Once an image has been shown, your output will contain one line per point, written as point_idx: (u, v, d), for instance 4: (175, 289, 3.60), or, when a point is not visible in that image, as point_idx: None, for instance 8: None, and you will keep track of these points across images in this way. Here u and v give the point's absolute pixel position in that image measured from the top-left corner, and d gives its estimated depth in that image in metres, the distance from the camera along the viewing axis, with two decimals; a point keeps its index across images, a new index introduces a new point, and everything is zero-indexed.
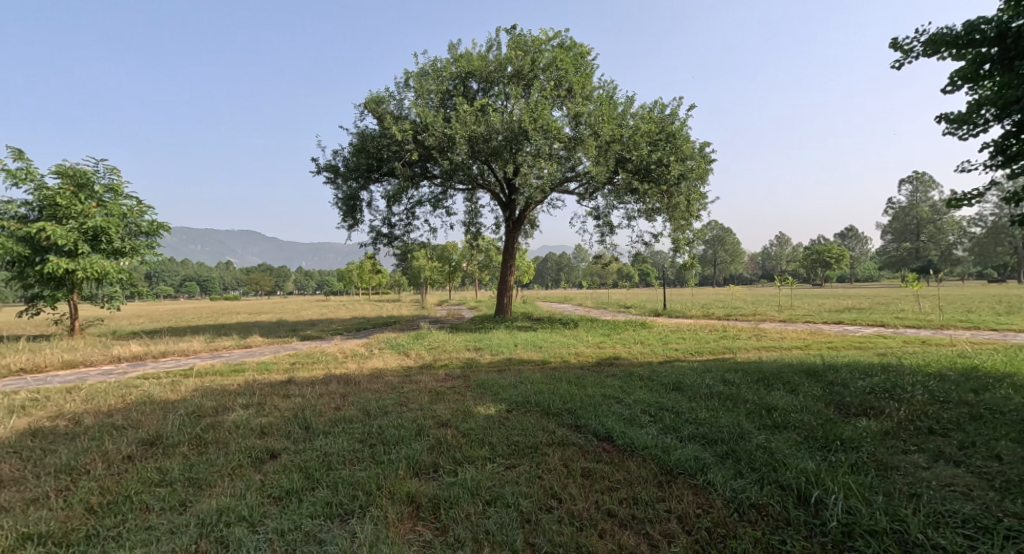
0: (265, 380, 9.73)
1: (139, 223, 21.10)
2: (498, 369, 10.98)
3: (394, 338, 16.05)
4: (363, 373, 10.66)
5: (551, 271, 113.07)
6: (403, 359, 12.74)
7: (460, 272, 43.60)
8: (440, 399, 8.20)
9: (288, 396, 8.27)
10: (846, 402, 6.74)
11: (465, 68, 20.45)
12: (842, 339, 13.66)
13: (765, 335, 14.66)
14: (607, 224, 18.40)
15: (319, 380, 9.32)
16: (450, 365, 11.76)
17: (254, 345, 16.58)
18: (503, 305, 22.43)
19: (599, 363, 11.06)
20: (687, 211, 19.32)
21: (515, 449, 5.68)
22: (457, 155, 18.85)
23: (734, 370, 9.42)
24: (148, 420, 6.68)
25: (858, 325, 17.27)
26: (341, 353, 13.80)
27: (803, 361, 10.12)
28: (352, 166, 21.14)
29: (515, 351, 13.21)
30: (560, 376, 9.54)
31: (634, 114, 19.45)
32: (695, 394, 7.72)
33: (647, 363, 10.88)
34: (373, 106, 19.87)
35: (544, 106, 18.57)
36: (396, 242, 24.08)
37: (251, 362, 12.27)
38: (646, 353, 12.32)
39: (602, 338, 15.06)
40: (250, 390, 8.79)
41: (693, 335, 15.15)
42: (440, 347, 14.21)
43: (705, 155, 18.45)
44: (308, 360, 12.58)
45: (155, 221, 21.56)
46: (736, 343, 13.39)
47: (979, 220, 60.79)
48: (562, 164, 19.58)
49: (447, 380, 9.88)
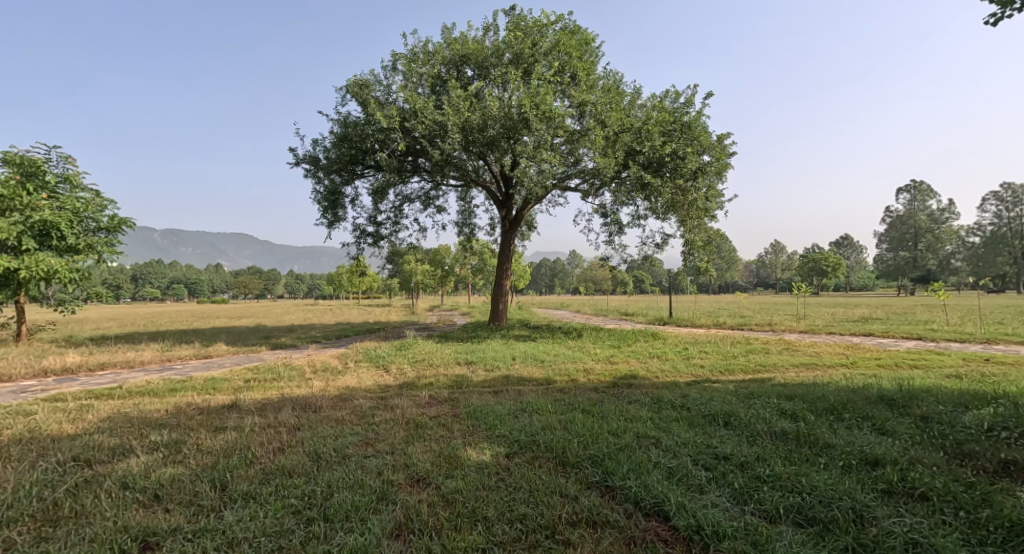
0: (204, 406, 7.75)
1: (97, 219, 19.02)
2: (496, 392, 9.04)
3: (375, 349, 14.08)
4: (330, 395, 8.71)
5: (545, 277, 111.40)
6: (382, 375, 10.81)
7: (452, 276, 41.70)
8: (419, 436, 6.33)
9: (220, 432, 6.29)
10: (970, 451, 4.98)
11: (458, 52, 18.66)
12: (890, 355, 11.88)
13: (797, 349, 12.84)
14: (616, 223, 16.59)
15: (268, 409, 7.39)
16: (438, 385, 9.81)
17: (215, 356, 14.57)
18: (500, 310, 20.64)
19: (616, 384, 9.19)
20: (702, 210, 17.55)
21: (523, 534, 3.85)
22: (449, 144, 16.96)
23: (789, 396, 7.54)
24: (1, 474, 4.75)
25: (893, 338, 15.48)
26: (311, 367, 11.81)
27: (867, 384, 8.30)
28: (333, 158, 19.22)
29: (514, 366, 11.33)
30: (573, 403, 7.67)
31: (645, 103, 17.75)
32: (753, 432, 5.88)
33: (676, 386, 9.03)
34: (357, 90, 17.95)
35: (546, 91, 16.73)
36: (383, 242, 22.13)
37: (200, 378, 10.29)
38: (669, 371, 10.47)
39: (613, 350, 13.26)
40: (176, 420, 6.85)
41: (715, 348, 13.31)
42: (427, 360, 12.27)
43: (724, 148, 16.70)
44: (269, 376, 10.62)
45: (116, 217, 19.48)
46: (769, 359, 11.60)
47: (979, 229, 59.60)
48: (564, 158, 17.80)
49: (432, 407, 7.93)
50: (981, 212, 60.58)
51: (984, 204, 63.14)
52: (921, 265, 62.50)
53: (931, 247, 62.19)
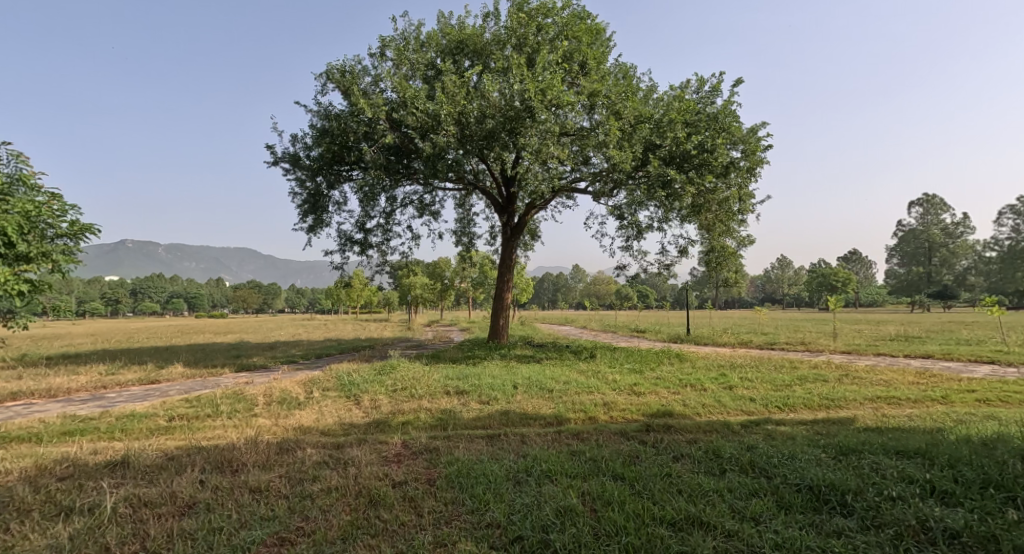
0: (77, 462, 5.56)
1: (55, 224, 14.69)
2: (491, 437, 6.79)
3: (352, 373, 11.84)
4: (265, 442, 6.49)
5: (549, 292, 109.76)
6: (349, 410, 8.58)
7: (453, 290, 39.54)
8: (365, 529, 4.12)
9: (58, 522, 4.11)
10: None
11: (455, 39, 16.71)
12: (983, 383, 9.59)
13: (859, 377, 10.49)
14: (634, 226, 14.41)
15: (162, 475, 5.17)
16: (416, 427, 7.53)
17: (163, 381, 12.33)
18: (499, 327, 18.47)
19: (651, 428, 6.94)
20: (730, 214, 15.38)
21: None
22: (442, 137, 14.87)
23: (905, 451, 5.32)
24: None
25: (961, 361, 13.18)
26: (266, 398, 9.57)
27: (998, 429, 6.07)
28: (314, 156, 17.11)
29: (515, 398, 9.10)
30: (599, 463, 5.46)
31: (663, 94, 15.66)
32: (896, 528, 3.76)
33: (731, 431, 6.76)
34: (340, 78, 15.96)
35: (554, 76, 14.64)
36: (371, 251, 19.95)
37: (115, 415, 8.08)
38: (714, 407, 8.22)
39: (636, 376, 10.99)
40: (13, 493, 4.64)
41: (758, 374, 10.99)
42: (407, 389, 9.97)
43: (758, 140, 14.54)
44: (205, 411, 8.40)
45: (79, 223, 15.31)
46: (835, 389, 9.35)
47: (996, 243, 57.17)
48: (572, 155, 15.72)
49: (400, 465, 5.70)
50: (998, 225, 58.13)
51: (1002, 218, 60.88)
52: (935, 281, 60.24)
53: (945, 262, 59.89)
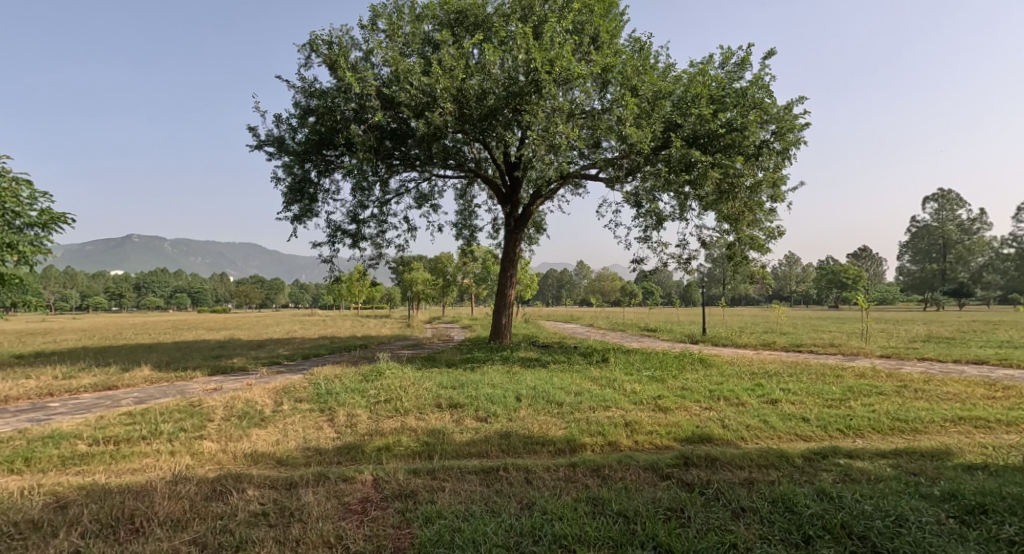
0: None
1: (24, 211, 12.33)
2: (486, 473, 5.27)
3: (333, 381, 10.32)
4: (195, 479, 5.02)
5: (553, 289, 108.29)
6: (319, 430, 7.09)
7: (454, 285, 38.05)
8: None
9: None
10: None
11: (453, 10, 15.12)
12: None
13: (921, 389, 8.94)
14: (652, 216, 12.89)
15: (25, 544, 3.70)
16: (394, 456, 6.04)
17: (120, 387, 10.84)
18: (501, 326, 16.99)
19: (691, 461, 5.43)
20: (759, 201, 13.79)
21: None
22: (439, 115, 13.34)
23: None
24: None
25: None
26: (225, 412, 8.07)
27: None
28: (299, 137, 15.58)
29: (518, 414, 7.62)
30: (632, 523, 3.99)
31: (683, 70, 14.06)
32: None
33: (795, 468, 5.25)
34: (326, 51, 14.41)
35: (563, 47, 13.06)
36: (363, 244, 18.47)
37: (32, 436, 6.60)
38: (763, 429, 6.71)
39: (659, 387, 9.46)
40: None
41: (800, 385, 9.45)
42: (392, 401, 8.47)
43: (792, 119, 12.99)
44: (144, 430, 6.92)
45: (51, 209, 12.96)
46: (901, 405, 7.84)
47: (1014, 240, 55.22)
48: (583, 138, 14.14)
49: (363, 521, 4.23)
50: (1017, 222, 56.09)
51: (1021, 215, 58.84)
52: (950, 279, 58.34)
53: (960, 260, 57.41)
